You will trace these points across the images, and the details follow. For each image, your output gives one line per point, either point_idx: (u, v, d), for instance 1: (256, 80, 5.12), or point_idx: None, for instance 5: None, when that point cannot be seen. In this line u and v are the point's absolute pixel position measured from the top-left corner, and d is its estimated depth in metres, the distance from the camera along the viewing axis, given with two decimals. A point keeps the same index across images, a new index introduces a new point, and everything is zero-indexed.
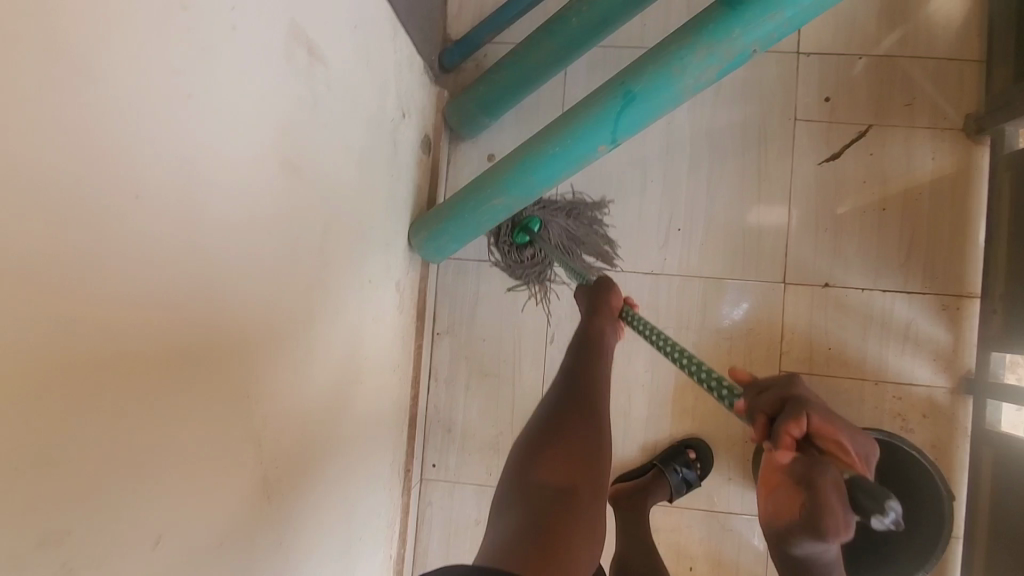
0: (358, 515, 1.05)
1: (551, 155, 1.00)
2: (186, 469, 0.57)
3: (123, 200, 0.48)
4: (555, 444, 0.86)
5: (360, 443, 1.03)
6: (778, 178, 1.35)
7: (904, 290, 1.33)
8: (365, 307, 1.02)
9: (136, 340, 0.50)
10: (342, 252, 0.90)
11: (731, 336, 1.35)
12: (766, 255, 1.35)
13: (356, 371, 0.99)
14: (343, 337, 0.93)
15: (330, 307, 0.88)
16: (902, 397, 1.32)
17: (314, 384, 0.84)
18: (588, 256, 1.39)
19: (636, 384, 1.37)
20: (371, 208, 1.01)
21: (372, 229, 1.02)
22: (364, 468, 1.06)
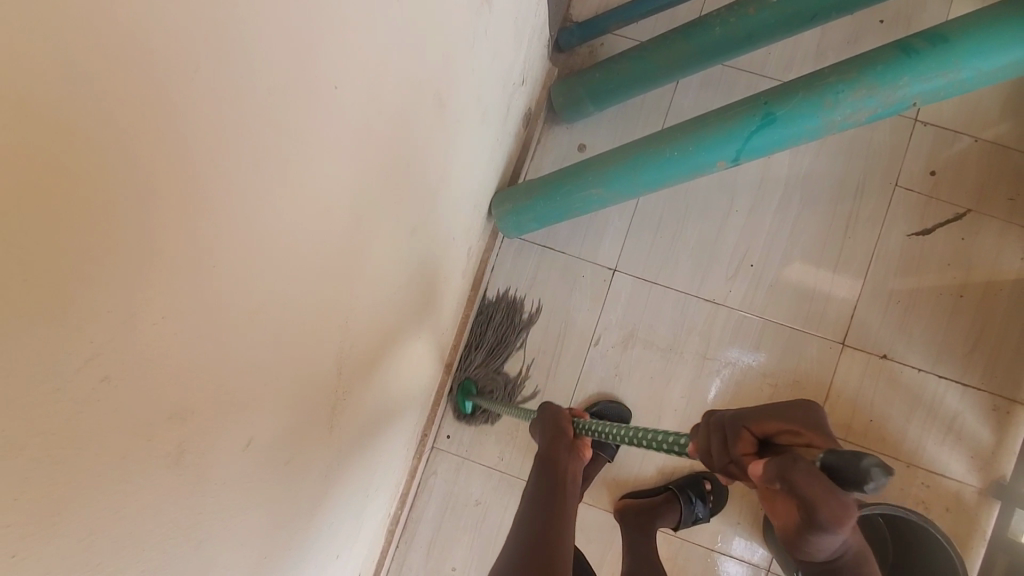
0: (382, 466, 1.03)
1: (666, 158, 0.97)
2: (277, 373, 0.54)
3: (300, 85, 0.46)
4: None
5: (402, 396, 1.00)
6: (864, 238, 1.35)
7: (960, 381, 1.30)
8: (442, 265, 0.99)
9: (272, 234, 0.48)
10: (442, 199, 0.88)
11: (776, 382, 1.32)
12: (832, 311, 1.33)
13: (418, 325, 0.96)
14: (418, 287, 0.90)
15: (416, 253, 0.85)
16: (930, 486, 1.29)
17: (388, 324, 0.81)
18: (520, 332, 1.37)
19: (669, 408, 1.34)
20: (472, 164, 0.97)
21: (466, 187, 0.99)
22: (397, 423, 1.02)
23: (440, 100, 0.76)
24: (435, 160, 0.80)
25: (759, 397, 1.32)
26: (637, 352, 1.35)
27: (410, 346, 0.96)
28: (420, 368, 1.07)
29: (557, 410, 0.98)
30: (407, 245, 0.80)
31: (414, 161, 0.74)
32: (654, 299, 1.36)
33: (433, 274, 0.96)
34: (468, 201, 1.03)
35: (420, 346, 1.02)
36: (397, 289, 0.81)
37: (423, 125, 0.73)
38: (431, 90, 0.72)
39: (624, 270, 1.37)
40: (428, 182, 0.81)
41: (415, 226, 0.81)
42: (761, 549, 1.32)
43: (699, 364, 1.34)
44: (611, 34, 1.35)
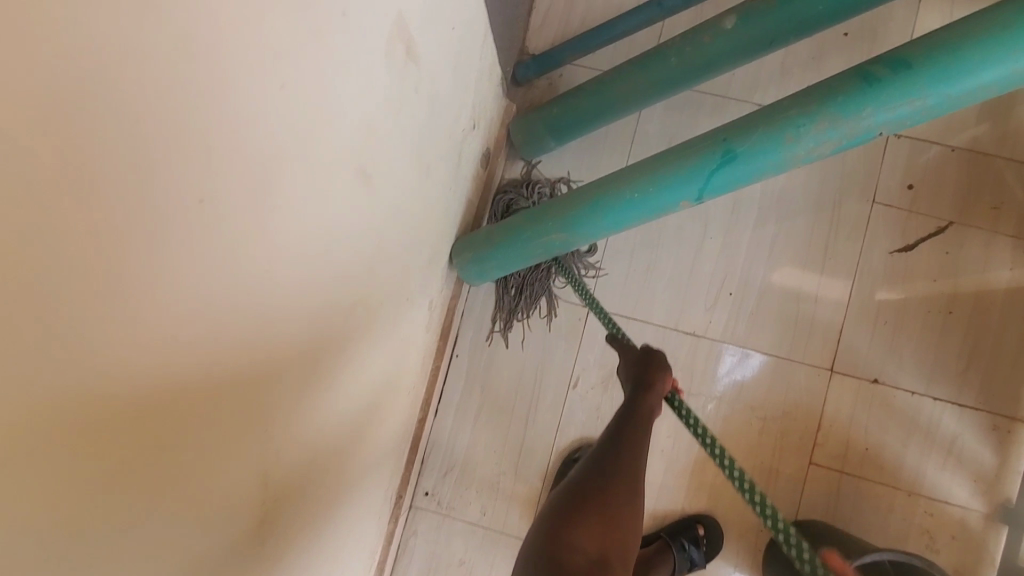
0: (344, 542, 0.97)
1: (628, 200, 0.92)
2: (166, 511, 0.48)
3: (174, 211, 0.41)
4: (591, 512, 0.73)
5: (357, 470, 0.94)
6: (845, 258, 1.30)
7: (956, 402, 1.25)
8: (394, 328, 0.94)
9: (157, 377, 0.43)
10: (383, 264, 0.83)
11: (766, 415, 1.27)
12: (817, 336, 1.28)
13: (369, 396, 0.91)
14: (365, 361, 0.85)
15: (355, 325, 0.79)
16: (933, 514, 1.23)
17: (326, 409, 0.75)
18: None
19: (655, 449, 1.28)
20: (419, 218, 0.92)
21: (416, 245, 0.94)
22: (355, 495, 0.96)
23: (367, 168, 0.70)
24: (367, 229, 0.75)
25: (747, 431, 1.27)
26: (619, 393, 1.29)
27: (362, 418, 0.90)
28: (380, 434, 1.02)
29: (663, 361, 0.88)
30: (342, 324, 0.74)
31: (338, 237, 0.68)
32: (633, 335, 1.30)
33: (382, 340, 0.90)
34: (421, 257, 0.98)
35: (374, 413, 0.95)
36: (337, 368, 0.75)
37: (348, 198, 0.67)
38: (352, 160, 0.66)
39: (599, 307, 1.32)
40: (362, 251, 0.75)
41: (347, 300, 0.75)
42: None
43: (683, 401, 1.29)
44: (571, 65, 1.31)
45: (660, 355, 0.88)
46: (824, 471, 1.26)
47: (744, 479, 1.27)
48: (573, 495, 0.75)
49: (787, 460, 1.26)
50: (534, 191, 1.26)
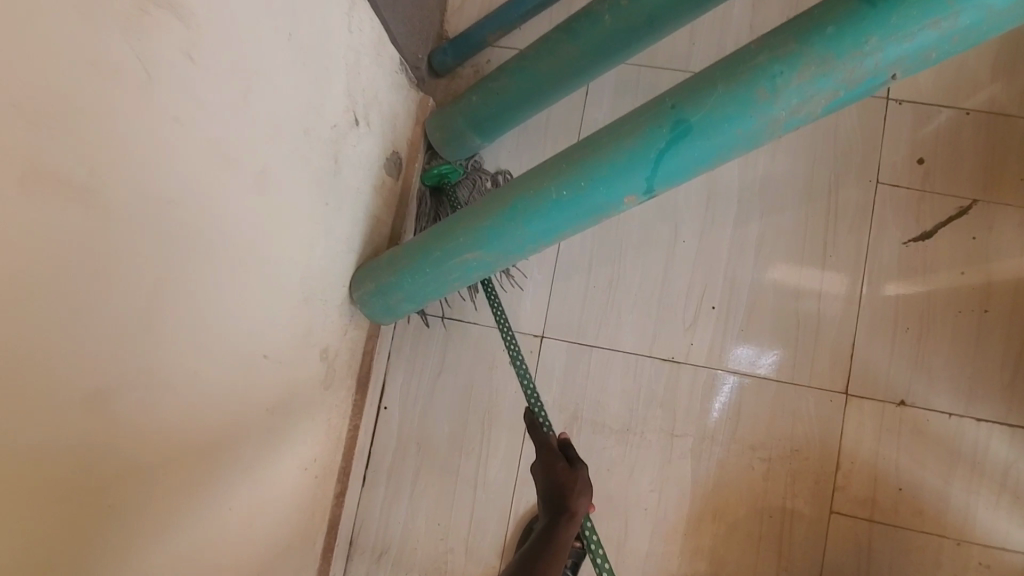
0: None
1: (554, 200, 0.69)
2: None
3: None
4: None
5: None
6: (850, 254, 1.05)
7: (1004, 422, 1.00)
8: (245, 399, 0.69)
9: None
10: (200, 316, 0.59)
11: (769, 456, 1.02)
12: (824, 353, 1.03)
13: (213, 497, 0.66)
14: (180, 456, 0.59)
15: (132, 420, 0.52)
16: (990, 566, 0.98)
17: (84, 551, 0.49)
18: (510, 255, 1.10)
19: (637, 508, 1.03)
20: (269, 248, 0.68)
21: (270, 284, 0.70)
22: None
23: (108, 182, 0.45)
24: (136, 270, 0.50)
25: (748, 478, 1.02)
26: (585, 440, 1.05)
27: (197, 538, 0.63)
28: (250, 543, 0.76)
29: (587, 480, 0.80)
30: (98, 421, 0.49)
31: (58, 291, 0.43)
32: (598, 367, 1.06)
33: (222, 419, 0.65)
34: (286, 299, 0.74)
35: (225, 521, 0.69)
36: (90, 490, 0.49)
37: (63, 233, 0.43)
38: (61, 173, 0.42)
39: (553, 335, 1.08)
40: (132, 304, 0.50)
41: (111, 381, 0.49)
42: None
43: (665, 445, 1.04)
44: (490, 45, 1.09)
45: (584, 473, 0.80)
46: (849, 521, 1.00)
47: (750, 538, 1.01)
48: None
49: (800, 512, 1.01)
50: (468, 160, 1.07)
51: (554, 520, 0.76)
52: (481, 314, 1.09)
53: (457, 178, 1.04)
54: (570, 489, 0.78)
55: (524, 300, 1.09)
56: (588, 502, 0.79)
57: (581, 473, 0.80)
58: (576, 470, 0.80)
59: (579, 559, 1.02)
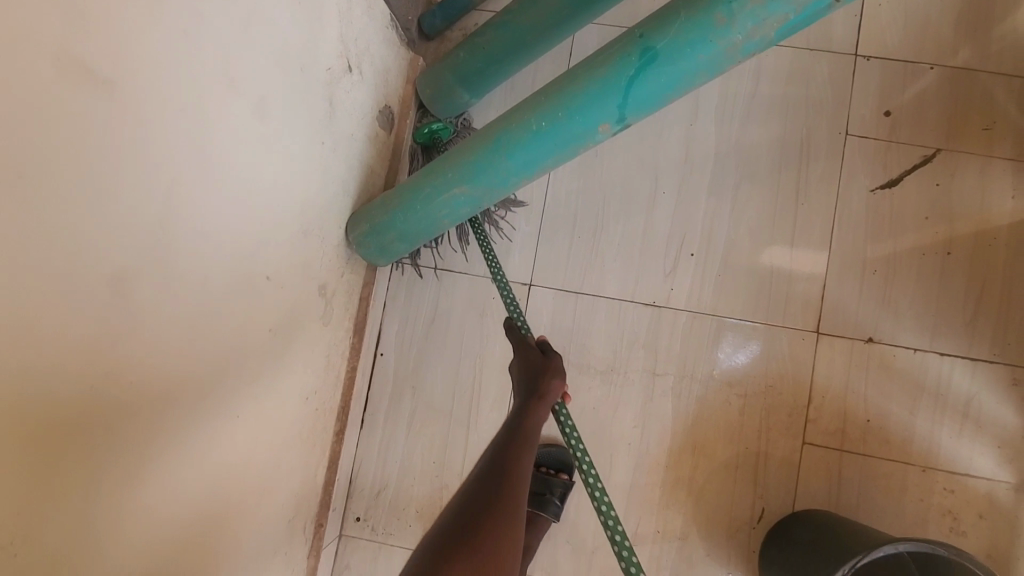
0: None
1: (534, 131, 0.74)
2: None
3: None
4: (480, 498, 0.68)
5: (213, 508, 0.74)
6: (821, 202, 1.11)
7: (967, 356, 1.06)
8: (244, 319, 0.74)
9: None
10: (206, 227, 0.64)
11: (744, 392, 1.08)
12: (797, 295, 1.09)
13: (217, 404, 0.72)
14: (186, 354, 0.65)
15: (150, 305, 0.59)
16: (954, 491, 1.04)
17: (100, 418, 0.55)
18: (498, 211, 1.15)
19: (621, 444, 1.09)
20: (267, 177, 0.73)
21: (270, 211, 0.75)
22: (208, 544, 0.74)
23: (124, 82, 0.51)
24: (150, 169, 0.56)
25: (725, 413, 1.08)
26: (571, 381, 1.10)
27: (198, 438, 0.69)
28: (251, 459, 0.81)
29: (559, 365, 0.89)
30: (116, 301, 0.55)
31: (81, 174, 0.49)
32: (583, 312, 1.12)
33: (223, 332, 0.71)
34: (285, 227, 0.79)
35: (227, 431, 0.74)
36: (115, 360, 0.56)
37: (86, 116, 0.49)
38: (83, 63, 0.48)
39: (541, 283, 1.13)
40: (144, 203, 0.56)
41: (127, 266, 0.55)
42: None
43: (647, 384, 1.10)
44: (475, 8, 1.15)
45: (556, 359, 0.89)
46: (821, 452, 1.07)
47: (726, 469, 1.08)
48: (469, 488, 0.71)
49: (774, 443, 1.07)
50: (458, 119, 1.12)
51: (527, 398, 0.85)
52: (472, 265, 1.15)
53: (448, 136, 1.07)
54: (543, 371, 0.87)
55: (512, 251, 1.14)
56: (562, 383, 0.87)
57: (553, 360, 0.89)
58: (549, 357, 0.89)
59: (566, 490, 1.10)
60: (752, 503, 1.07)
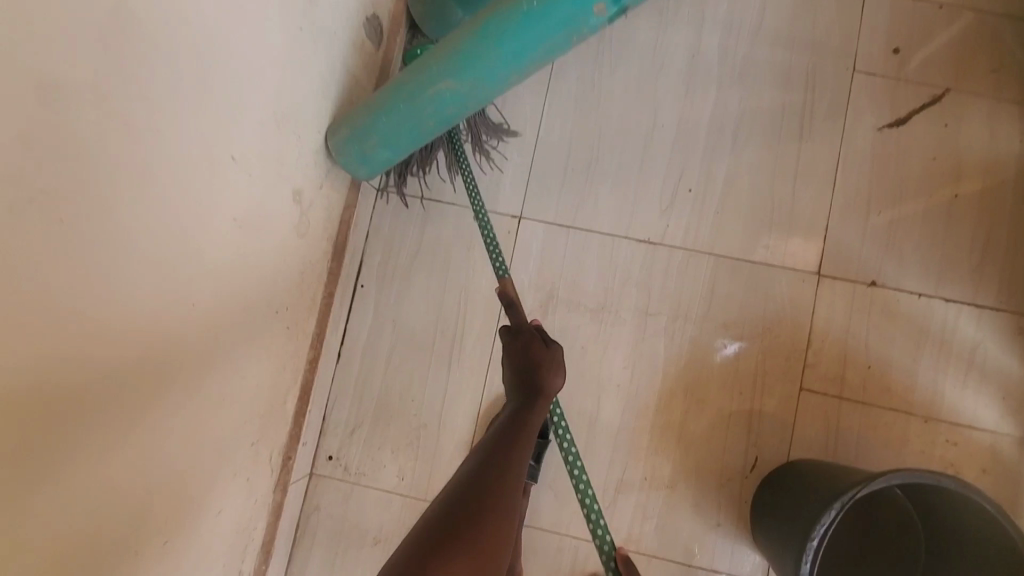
0: (150, 508, 0.69)
1: (524, 13, 0.69)
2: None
3: None
4: (456, 550, 0.58)
5: (174, 385, 0.70)
6: (825, 140, 1.07)
7: (972, 303, 1.02)
8: (212, 190, 0.70)
9: None
10: (163, 73, 0.60)
11: (741, 334, 1.03)
12: (798, 235, 1.05)
13: (171, 272, 0.66)
14: (136, 200, 0.59)
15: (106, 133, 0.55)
16: (956, 443, 0.99)
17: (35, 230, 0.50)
18: (490, 140, 1.10)
19: (610, 384, 1.04)
20: (234, 44, 0.69)
21: (236, 83, 0.71)
22: (151, 429, 0.67)
23: None
24: None
25: (719, 355, 1.03)
26: (560, 318, 1.05)
27: (149, 301, 0.63)
28: (212, 349, 0.75)
29: (559, 359, 0.82)
30: (54, 110, 0.49)
31: None
32: (575, 247, 1.07)
33: (185, 194, 0.66)
34: (253, 107, 0.74)
35: (185, 307, 0.69)
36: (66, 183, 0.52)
37: None
38: None
39: (531, 216, 1.08)
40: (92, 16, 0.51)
41: (68, 75, 0.50)
42: (753, 555, 0.99)
43: (639, 323, 1.04)
44: None
45: (558, 355, 0.82)
46: (819, 398, 1.02)
47: (719, 414, 1.03)
48: (443, 520, 0.61)
49: (770, 388, 1.02)
50: None
51: (527, 398, 0.79)
52: (461, 196, 1.10)
53: None
54: (542, 369, 0.80)
55: (503, 183, 1.09)
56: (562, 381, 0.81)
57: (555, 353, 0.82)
58: (551, 350, 0.82)
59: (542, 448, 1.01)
60: (746, 451, 1.01)
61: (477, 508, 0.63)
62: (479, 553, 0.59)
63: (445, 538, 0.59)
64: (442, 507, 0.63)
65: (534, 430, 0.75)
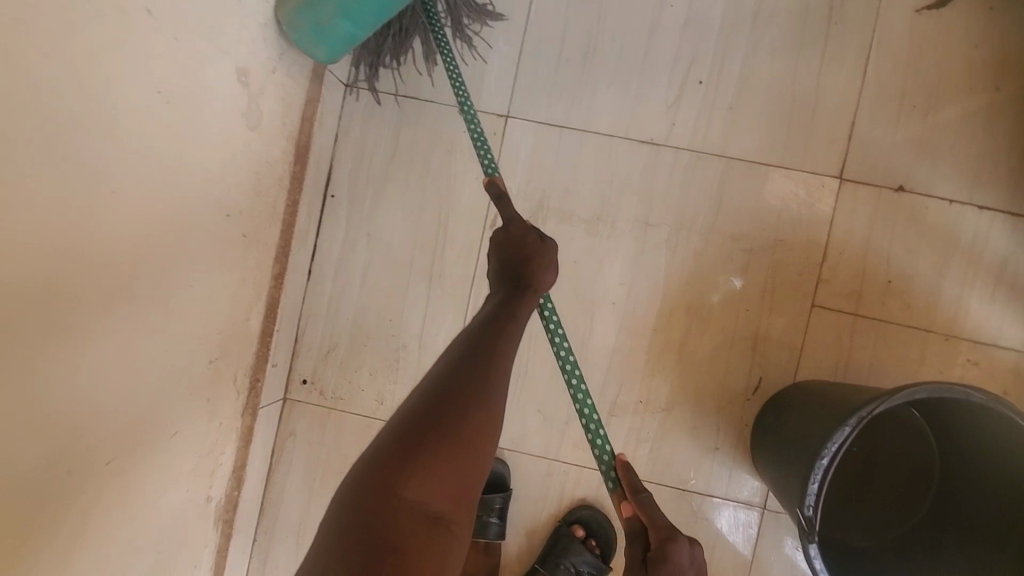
0: (84, 425, 0.61)
1: None
2: None
3: None
4: (435, 449, 0.55)
5: (110, 287, 0.60)
6: (856, 25, 0.93)
7: (1009, 211, 0.91)
8: (123, 50, 0.57)
9: None
10: None
11: (751, 247, 0.94)
12: (819, 135, 0.93)
13: (81, 147, 0.54)
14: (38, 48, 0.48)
15: None
16: (978, 363, 0.92)
17: None
18: (473, 25, 0.96)
19: (605, 302, 0.95)
20: None
21: None
22: (74, 337, 0.57)
23: None
24: None
25: (726, 270, 0.94)
26: (551, 230, 0.95)
27: (43, 179, 0.51)
28: (144, 249, 0.64)
29: (555, 257, 0.73)
30: None
31: None
32: (568, 150, 0.95)
33: (80, 45, 0.52)
34: None
35: (98, 192, 0.57)
36: None
37: None
38: None
39: (519, 115, 0.96)
40: None
41: None
42: (752, 481, 0.94)
43: (638, 234, 0.94)
44: None
45: (552, 249, 0.73)
46: (831, 315, 0.93)
47: (723, 334, 0.94)
48: (417, 425, 0.57)
49: (779, 305, 0.94)
50: None
51: (514, 292, 0.69)
52: (440, 91, 0.98)
53: None
54: (534, 265, 0.71)
55: (488, 76, 0.96)
56: (554, 277, 0.72)
57: (547, 248, 0.73)
58: (545, 246, 0.73)
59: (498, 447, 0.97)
60: (749, 372, 0.94)
61: (459, 410, 0.58)
62: (459, 455, 0.56)
63: (424, 437, 0.56)
64: (421, 402, 0.58)
65: (521, 327, 0.68)
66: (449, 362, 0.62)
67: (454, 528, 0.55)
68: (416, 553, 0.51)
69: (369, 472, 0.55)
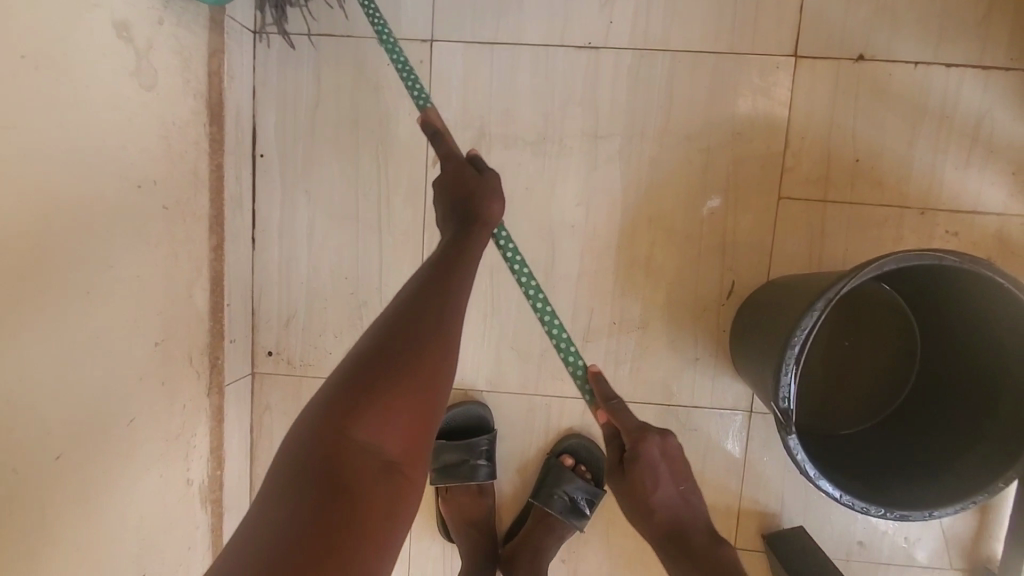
0: (19, 422, 0.58)
1: None
2: None
3: None
4: (385, 392, 0.51)
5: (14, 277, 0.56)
6: None
7: (979, 65, 0.85)
8: None
9: None
10: None
11: (709, 145, 0.88)
12: (768, 11, 0.85)
13: None
14: None
15: None
16: (957, 233, 0.88)
17: None
18: None
19: (564, 226, 0.90)
20: None
21: None
22: None
23: None
24: None
25: (685, 173, 0.89)
26: (496, 158, 0.89)
27: None
28: (42, 232, 0.59)
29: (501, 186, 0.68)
30: None
31: None
32: (502, 68, 0.88)
33: None
34: None
35: None
36: None
37: None
38: None
39: (444, 37, 0.88)
40: None
41: None
42: (737, 385, 0.92)
43: (588, 149, 0.89)
44: None
45: (497, 179, 0.67)
46: (800, 205, 0.89)
47: (690, 241, 0.90)
48: (364, 369, 0.51)
49: (745, 202, 0.89)
50: None
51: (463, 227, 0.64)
52: (355, 24, 0.90)
53: None
54: (481, 196, 0.65)
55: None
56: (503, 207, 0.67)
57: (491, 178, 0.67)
58: (490, 176, 0.67)
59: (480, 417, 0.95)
60: (721, 277, 0.90)
61: (410, 349, 0.53)
62: (415, 395, 0.52)
63: (372, 381, 0.51)
64: (369, 346, 0.53)
65: (474, 262, 0.62)
66: (398, 300, 0.57)
67: (412, 471, 0.51)
68: (367, 497, 0.48)
69: (314, 422, 0.50)
